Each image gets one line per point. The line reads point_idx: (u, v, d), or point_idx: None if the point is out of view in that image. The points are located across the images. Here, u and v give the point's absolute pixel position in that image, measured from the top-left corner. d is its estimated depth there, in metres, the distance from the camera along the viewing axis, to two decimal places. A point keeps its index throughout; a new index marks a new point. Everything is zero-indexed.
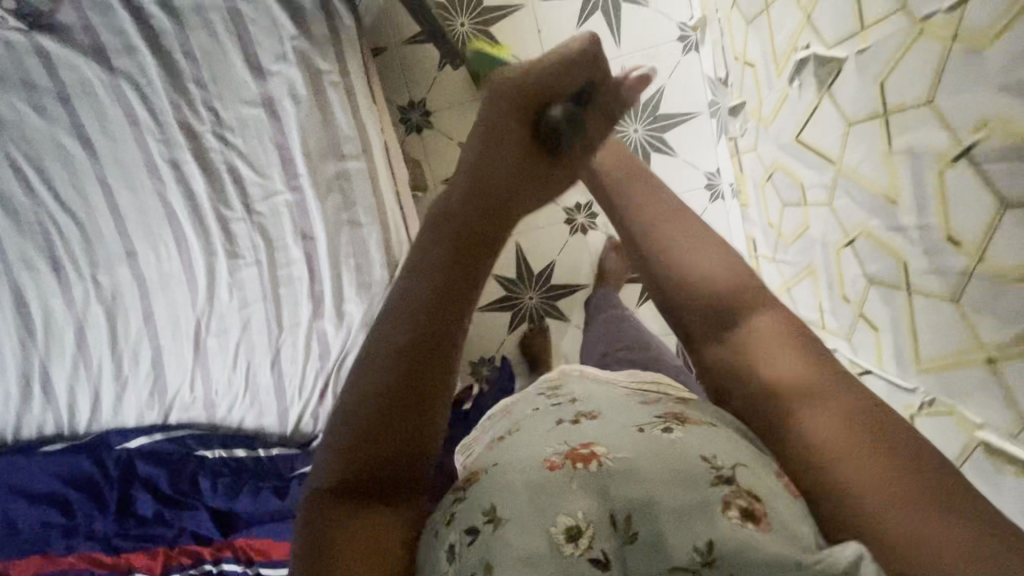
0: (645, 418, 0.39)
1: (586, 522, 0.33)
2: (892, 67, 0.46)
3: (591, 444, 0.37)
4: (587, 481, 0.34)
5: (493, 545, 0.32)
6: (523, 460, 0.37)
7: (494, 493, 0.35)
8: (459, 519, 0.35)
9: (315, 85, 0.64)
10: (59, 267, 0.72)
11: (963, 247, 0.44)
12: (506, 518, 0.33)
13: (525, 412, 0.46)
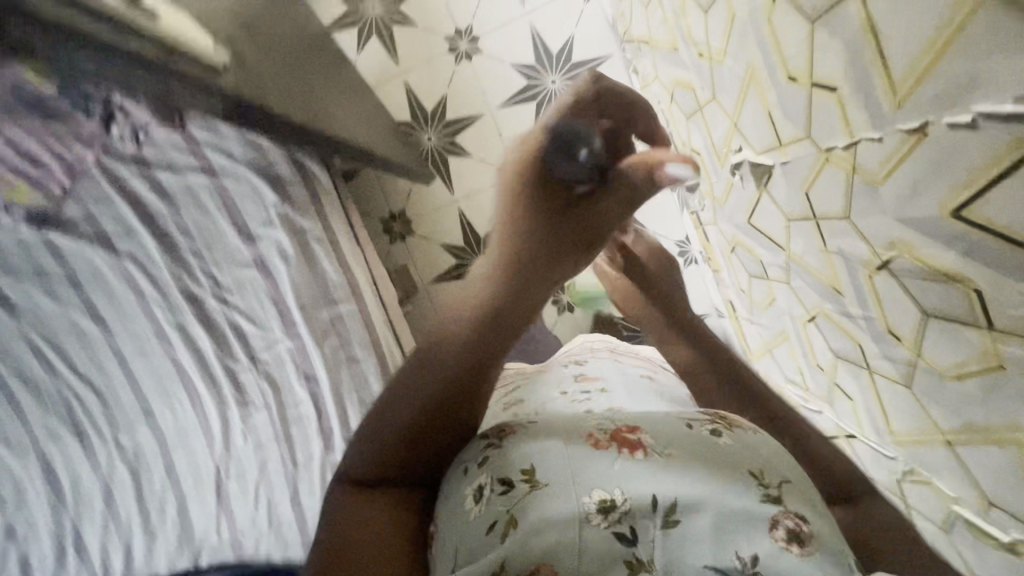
0: (695, 417, 0.58)
1: (620, 499, 0.49)
2: (813, 183, 0.52)
3: (639, 433, 0.55)
4: (628, 465, 0.51)
5: (527, 500, 0.50)
6: (579, 453, 0.53)
7: (533, 462, 0.52)
8: (495, 473, 0.53)
9: (302, 244, 0.74)
10: (83, 434, 0.77)
11: (903, 341, 0.47)
12: (545, 484, 0.50)
13: (561, 401, 0.67)
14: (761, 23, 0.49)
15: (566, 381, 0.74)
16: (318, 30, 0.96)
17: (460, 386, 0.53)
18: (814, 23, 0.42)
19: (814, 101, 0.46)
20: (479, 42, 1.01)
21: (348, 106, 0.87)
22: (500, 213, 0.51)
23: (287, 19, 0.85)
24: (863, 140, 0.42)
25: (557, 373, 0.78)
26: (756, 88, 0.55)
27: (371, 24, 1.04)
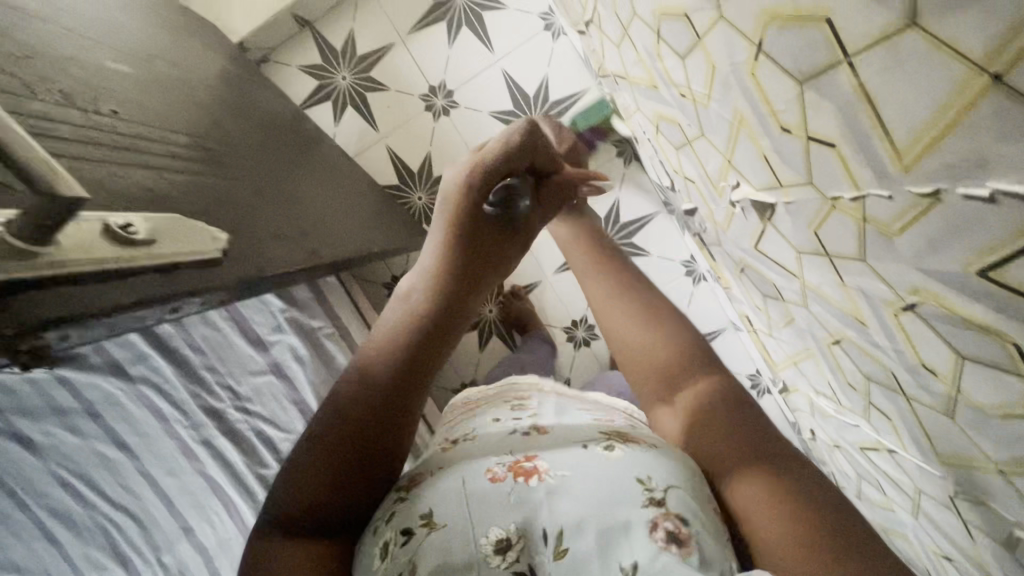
0: (592, 436, 0.57)
1: (514, 534, 0.48)
2: (821, 224, 0.51)
3: (534, 461, 0.54)
4: (519, 495, 0.50)
5: (426, 544, 0.47)
6: (472, 480, 0.52)
7: (432, 504, 0.50)
8: (397, 523, 0.50)
9: (315, 344, 0.98)
10: (127, 560, 0.86)
11: (939, 376, 0.46)
12: (440, 525, 0.48)
13: (483, 427, 0.67)
14: (745, 76, 0.48)
15: (504, 412, 0.71)
16: (289, 118, 0.95)
17: (389, 397, 0.54)
18: (801, 83, 0.41)
19: (812, 153, 0.45)
20: (455, 98, 1.10)
21: (337, 218, 0.89)
22: (434, 236, 0.63)
23: (266, 138, 0.84)
24: (869, 194, 0.41)
25: (496, 402, 0.77)
26: (747, 132, 0.55)
27: (346, 93, 1.11)
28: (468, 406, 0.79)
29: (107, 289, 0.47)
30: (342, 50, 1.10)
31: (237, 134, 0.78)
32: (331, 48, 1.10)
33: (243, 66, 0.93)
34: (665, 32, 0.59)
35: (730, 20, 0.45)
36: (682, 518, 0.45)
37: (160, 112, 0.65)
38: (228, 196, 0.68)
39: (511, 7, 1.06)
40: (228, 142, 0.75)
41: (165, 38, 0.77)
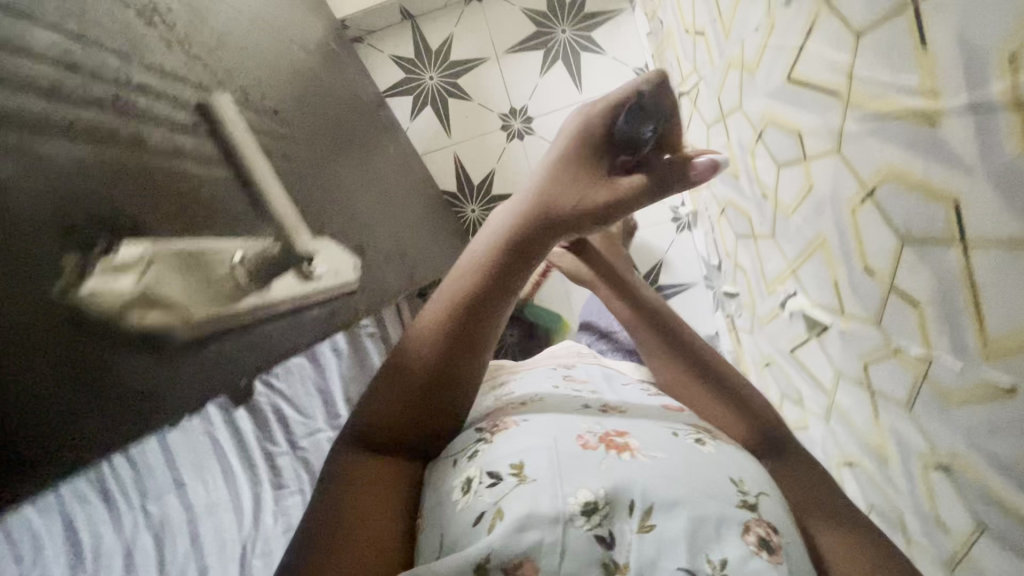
0: (681, 427, 0.58)
1: (602, 502, 0.47)
2: (873, 361, 0.54)
3: (625, 436, 0.54)
4: (615, 464, 0.51)
5: (513, 494, 0.48)
6: (566, 441, 0.53)
7: (522, 455, 0.52)
8: (485, 463, 0.52)
9: (356, 333, 1.03)
10: (110, 497, 0.91)
11: (951, 535, 0.49)
12: (531, 478, 0.49)
13: (548, 387, 0.69)
14: (842, 213, 0.51)
15: (553, 381, 0.71)
16: (362, 109, 0.97)
17: (453, 313, 0.56)
18: (903, 243, 0.44)
19: (890, 303, 0.48)
20: (532, 124, 1.11)
21: (395, 226, 0.92)
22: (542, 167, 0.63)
23: (341, 147, 0.86)
24: (939, 358, 0.44)
25: (541, 373, 0.75)
26: (823, 255, 0.57)
27: (430, 92, 1.12)
28: (516, 371, 0.77)
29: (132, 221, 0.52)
30: (437, 50, 1.12)
31: (315, 136, 0.80)
32: (427, 46, 1.12)
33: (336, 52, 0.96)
34: (768, 139, 0.62)
35: (847, 157, 0.48)
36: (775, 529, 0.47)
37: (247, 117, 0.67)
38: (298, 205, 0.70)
39: (611, 54, 1.09)
40: (301, 144, 0.76)
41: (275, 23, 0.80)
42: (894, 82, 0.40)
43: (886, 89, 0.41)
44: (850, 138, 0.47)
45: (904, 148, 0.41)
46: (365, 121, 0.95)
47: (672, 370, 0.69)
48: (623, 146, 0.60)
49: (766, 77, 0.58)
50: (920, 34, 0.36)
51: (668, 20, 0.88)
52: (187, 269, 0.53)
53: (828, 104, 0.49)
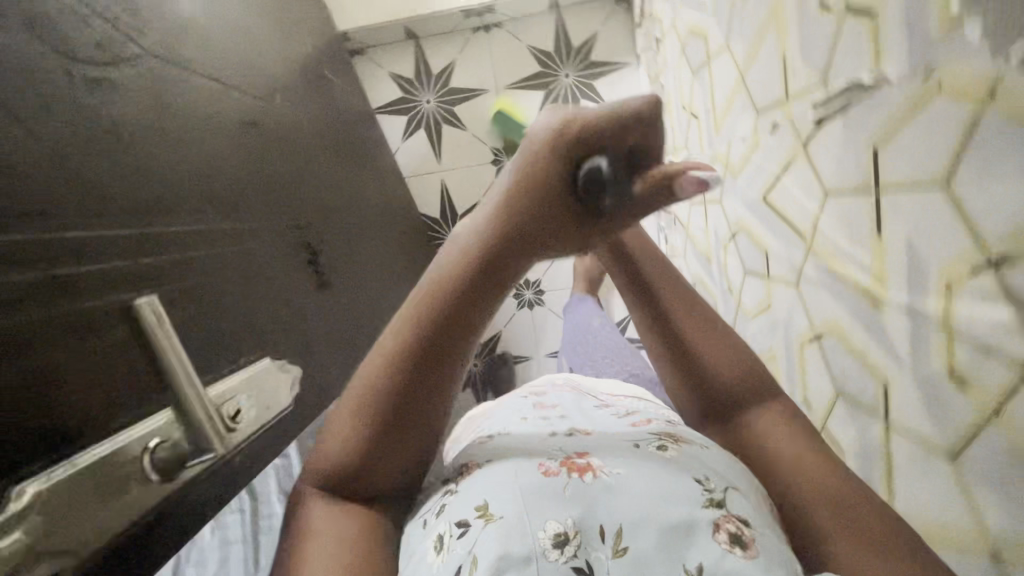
0: (640, 436, 0.40)
1: (574, 529, 0.32)
2: (835, 441, 0.45)
3: (586, 454, 0.37)
4: (580, 493, 0.34)
5: (482, 540, 0.31)
6: (519, 467, 0.36)
7: (484, 490, 0.35)
8: (451, 512, 0.35)
9: None
10: None
11: None
12: (499, 516, 0.33)
13: (512, 414, 0.48)
14: (795, 291, 0.49)
15: (516, 406, 0.50)
16: (349, 122, 0.86)
17: (382, 391, 0.36)
18: (872, 280, 0.37)
19: (858, 364, 0.41)
20: None
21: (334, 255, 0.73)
22: (499, 203, 0.37)
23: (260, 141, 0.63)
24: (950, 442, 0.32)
25: (507, 399, 0.54)
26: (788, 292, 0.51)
27: (425, 117, 0.97)
28: (484, 407, 0.56)
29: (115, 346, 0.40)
30: (436, 75, 0.97)
31: (281, 142, 0.66)
32: (426, 67, 0.96)
33: (321, 49, 0.82)
34: (740, 244, 0.61)
35: (811, 159, 0.43)
36: (741, 515, 0.32)
37: (207, 109, 0.54)
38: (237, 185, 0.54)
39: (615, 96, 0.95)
40: (271, 159, 0.63)
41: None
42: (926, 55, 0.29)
43: (833, 163, 0.40)
44: (808, 139, 0.43)
45: (849, 307, 0.41)
46: (352, 147, 0.82)
47: (722, 365, 0.42)
48: (589, 193, 0.35)
49: (743, 192, 0.58)
50: (867, 75, 0.35)
51: (669, 88, 0.80)
52: (95, 500, 0.35)
53: (795, 214, 0.47)
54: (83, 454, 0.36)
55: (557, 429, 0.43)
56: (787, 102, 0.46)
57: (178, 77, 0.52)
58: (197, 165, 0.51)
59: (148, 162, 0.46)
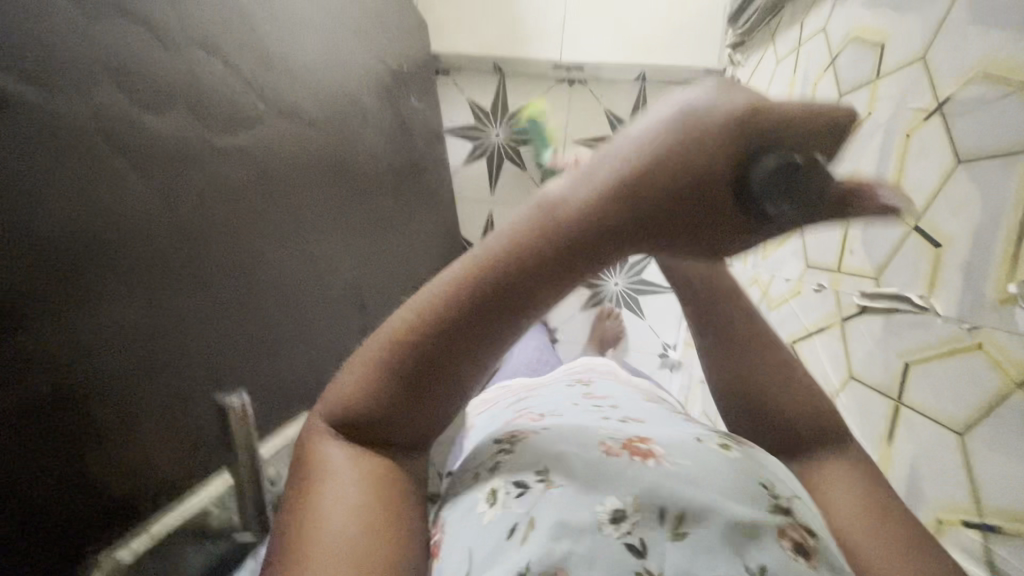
0: (700, 432, 0.35)
1: (634, 505, 0.27)
2: None
3: (649, 441, 0.32)
4: (642, 476, 0.29)
5: (542, 504, 0.28)
6: (576, 439, 0.32)
7: (546, 458, 0.31)
8: (506, 469, 0.31)
9: None
10: None
11: None
12: (561, 484, 0.29)
13: (564, 399, 0.43)
14: None
15: (564, 392, 0.45)
16: (422, 135, 0.86)
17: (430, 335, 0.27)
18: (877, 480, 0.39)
19: None
20: None
21: (392, 282, 0.73)
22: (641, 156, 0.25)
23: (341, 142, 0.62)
24: None
25: (551, 386, 0.49)
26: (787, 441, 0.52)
27: (489, 149, 0.97)
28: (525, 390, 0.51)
29: (198, 379, 0.45)
30: (510, 112, 0.96)
31: (365, 174, 0.67)
32: (503, 103, 0.97)
33: (410, 65, 0.81)
34: None
35: (847, 338, 0.45)
36: (809, 525, 0.28)
37: (307, 147, 0.55)
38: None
39: None
40: (353, 201, 0.64)
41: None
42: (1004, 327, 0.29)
43: (863, 355, 0.42)
44: (850, 319, 0.45)
45: None
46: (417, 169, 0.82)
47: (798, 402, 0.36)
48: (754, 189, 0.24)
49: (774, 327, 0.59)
50: (918, 298, 0.36)
51: None
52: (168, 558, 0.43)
53: (819, 378, 0.49)
54: (153, 524, 0.42)
55: (609, 417, 0.37)
56: (838, 273, 0.47)
57: (292, 118, 0.54)
58: (289, 208, 0.53)
59: (251, 208, 0.48)
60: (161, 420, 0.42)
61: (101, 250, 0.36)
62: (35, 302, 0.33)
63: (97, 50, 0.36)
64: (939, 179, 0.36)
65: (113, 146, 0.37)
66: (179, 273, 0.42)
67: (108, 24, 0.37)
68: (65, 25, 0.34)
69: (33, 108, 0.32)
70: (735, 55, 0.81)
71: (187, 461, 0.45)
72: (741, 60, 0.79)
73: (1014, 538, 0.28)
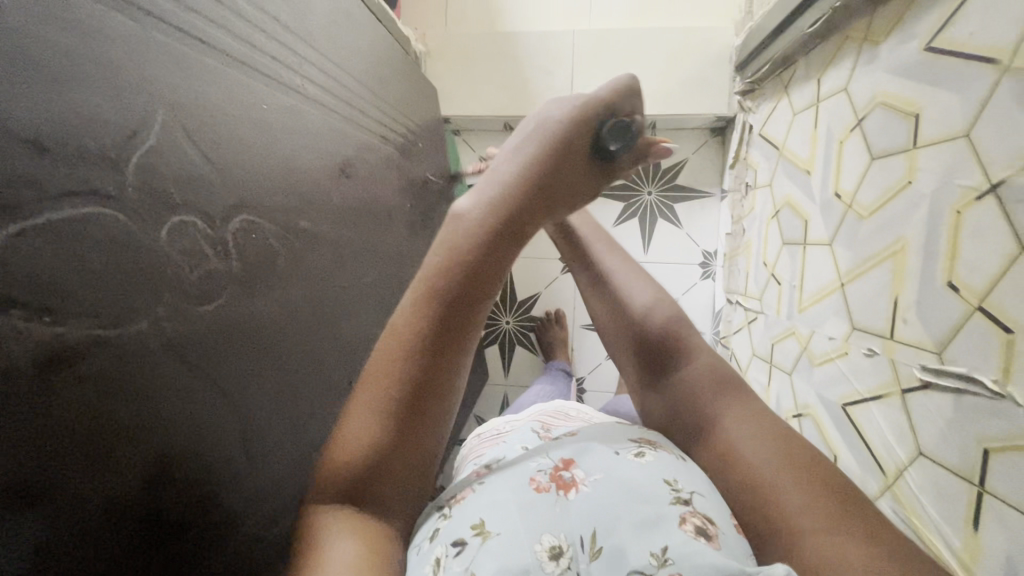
0: (621, 443, 0.42)
1: (563, 541, 0.35)
2: None
3: (570, 468, 0.40)
4: (567, 510, 0.37)
5: (482, 555, 0.34)
6: (509, 487, 0.39)
7: (482, 511, 0.37)
8: (445, 534, 0.36)
9: None
10: None
11: None
12: (495, 532, 0.35)
13: (514, 442, 0.48)
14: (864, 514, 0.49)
15: (516, 437, 0.50)
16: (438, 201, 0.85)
17: (406, 371, 0.32)
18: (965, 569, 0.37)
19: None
20: None
21: None
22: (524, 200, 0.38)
23: (373, 228, 0.60)
24: None
25: (516, 430, 0.52)
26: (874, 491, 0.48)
27: None
28: (486, 438, 0.54)
29: (273, 530, 0.43)
30: None
31: (391, 257, 0.66)
32: None
33: (424, 136, 0.82)
34: (803, 426, 0.62)
35: (909, 411, 0.44)
36: (705, 513, 0.35)
37: (344, 242, 0.54)
38: (309, 202, 0.49)
39: (693, 222, 0.95)
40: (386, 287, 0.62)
41: (374, 75, 0.65)
42: None
43: (931, 432, 0.41)
44: (912, 393, 0.44)
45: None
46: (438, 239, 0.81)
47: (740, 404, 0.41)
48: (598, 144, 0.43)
49: (820, 386, 0.59)
50: (991, 382, 0.36)
51: (750, 233, 0.81)
52: None
53: (879, 448, 0.48)
54: None
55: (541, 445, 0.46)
56: (891, 341, 0.47)
57: (333, 219, 0.52)
58: (333, 309, 0.51)
59: (301, 356, 0.46)
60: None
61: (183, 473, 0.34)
62: (131, 556, 0.31)
63: (141, 261, 0.32)
64: (1001, 262, 0.35)
65: (180, 361, 0.34)
66: (244, 459, 0.40)
67: (154, 225, 0.33)
68: (108, 247, 0.30)
69: (99, 356, 0.29)
70: (745, 102, 0.81)
71: None
72: (753, 106, 0.79)
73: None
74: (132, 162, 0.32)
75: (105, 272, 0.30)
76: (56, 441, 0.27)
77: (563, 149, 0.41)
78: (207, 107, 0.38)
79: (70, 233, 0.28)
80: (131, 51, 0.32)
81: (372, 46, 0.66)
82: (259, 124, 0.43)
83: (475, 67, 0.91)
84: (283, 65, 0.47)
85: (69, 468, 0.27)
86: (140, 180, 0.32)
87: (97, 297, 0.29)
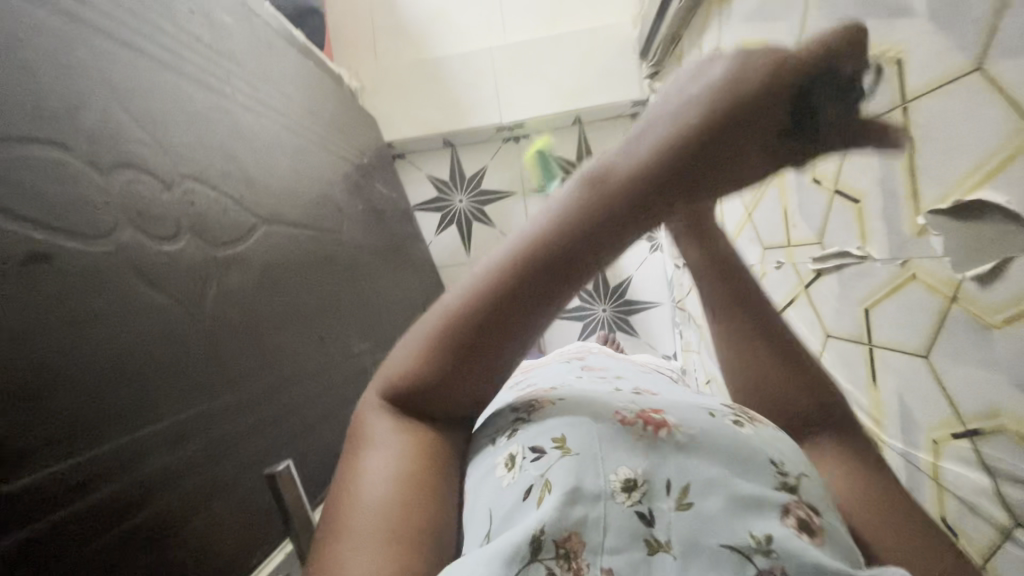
0: (713, 404, 0.32)
1: (643, 478, 0.25)
2: None
3: (664, 411, 0.30)
4: (654, 451, 0.27)
5: (557, 467, 0.26)
6: (596, 406, 0.30)
7: (570, 424, 0.28)
8: (523, 436, 0.29)
9: None
10: None
11: None
12: (574, 451, 0.26)
13: (569, 370, 0.41)
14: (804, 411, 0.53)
15: (564, 368, 0.42)
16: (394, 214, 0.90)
17: (460, 338, 0.26)
18: (878, 427, 0.41)
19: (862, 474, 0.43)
20: None
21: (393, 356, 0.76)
22: (647, 161, 0.26)
23: (325, 234, 0.65)
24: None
25: (552, 360, 0.48)
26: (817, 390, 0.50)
27: (457, 215, 1.03)
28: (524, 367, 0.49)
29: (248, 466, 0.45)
30: (470, 177, 1.04)
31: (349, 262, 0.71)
32: (462, 171, 1.04)
33: (370, 157, 0.88)
34: None
35: (814, 302, 0.49)
36: (812, 502, 0.26)
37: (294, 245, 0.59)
38: (253, 208, 0.54)
39: None
40: (351, 289, 0.66)
41: (307, 104, 0.72)
42: (922, 254, 0.34)
43: (831, 312, 0.46)
44: (812, 283, 0.49)
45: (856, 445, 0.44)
46: (397, 244, 0.86)
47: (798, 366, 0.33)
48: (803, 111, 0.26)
49: None
50: (857, 249, 0.41)
51: None
52: None
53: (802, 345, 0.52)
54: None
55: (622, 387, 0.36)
56: (790, 247, 0.52)
57: (280, 228, 0.57)
58: (302, 303, 0.56)
59: (275, 335, 0.51)
60: (208, 513, 0.40)
61: (126, 380, 0.36)
62: (86, 424, 0.33)
63: (96, 199, 0.37)
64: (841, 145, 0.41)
65: (137, 271, 0.39)
66: (215, 380, 0.43)
67: (106, 172, 0.39)
68: (66, 179, 0.36)
69: (72, 259, 0.35)
70: (654, 83, 0.89)
71: (251, 544, 0.43)
72: None
73: (993, 434, 0.30)
74: (80, 125, 0.38)
75: (68, 198, 0.35)
76: (42, 307, 0.32)
77: (753, 112, 0.25)
78: (144, 110, 0.44)
79: (29, 164, 0.33)
80: (62, 62, 0.38)
81: (303, 79, 0.73)
82: (194, 128, 0.49)
83: (409, 93, 0.99)
84: (214, 89, 0.53)
85: (38, 335, 0.32)
86: (89, 137, 0.38)
87: (62, 215, 0.35)
